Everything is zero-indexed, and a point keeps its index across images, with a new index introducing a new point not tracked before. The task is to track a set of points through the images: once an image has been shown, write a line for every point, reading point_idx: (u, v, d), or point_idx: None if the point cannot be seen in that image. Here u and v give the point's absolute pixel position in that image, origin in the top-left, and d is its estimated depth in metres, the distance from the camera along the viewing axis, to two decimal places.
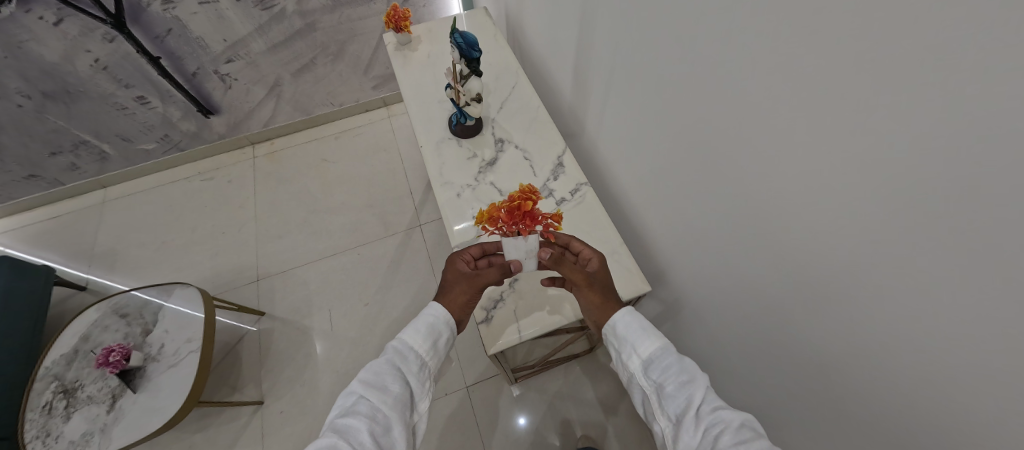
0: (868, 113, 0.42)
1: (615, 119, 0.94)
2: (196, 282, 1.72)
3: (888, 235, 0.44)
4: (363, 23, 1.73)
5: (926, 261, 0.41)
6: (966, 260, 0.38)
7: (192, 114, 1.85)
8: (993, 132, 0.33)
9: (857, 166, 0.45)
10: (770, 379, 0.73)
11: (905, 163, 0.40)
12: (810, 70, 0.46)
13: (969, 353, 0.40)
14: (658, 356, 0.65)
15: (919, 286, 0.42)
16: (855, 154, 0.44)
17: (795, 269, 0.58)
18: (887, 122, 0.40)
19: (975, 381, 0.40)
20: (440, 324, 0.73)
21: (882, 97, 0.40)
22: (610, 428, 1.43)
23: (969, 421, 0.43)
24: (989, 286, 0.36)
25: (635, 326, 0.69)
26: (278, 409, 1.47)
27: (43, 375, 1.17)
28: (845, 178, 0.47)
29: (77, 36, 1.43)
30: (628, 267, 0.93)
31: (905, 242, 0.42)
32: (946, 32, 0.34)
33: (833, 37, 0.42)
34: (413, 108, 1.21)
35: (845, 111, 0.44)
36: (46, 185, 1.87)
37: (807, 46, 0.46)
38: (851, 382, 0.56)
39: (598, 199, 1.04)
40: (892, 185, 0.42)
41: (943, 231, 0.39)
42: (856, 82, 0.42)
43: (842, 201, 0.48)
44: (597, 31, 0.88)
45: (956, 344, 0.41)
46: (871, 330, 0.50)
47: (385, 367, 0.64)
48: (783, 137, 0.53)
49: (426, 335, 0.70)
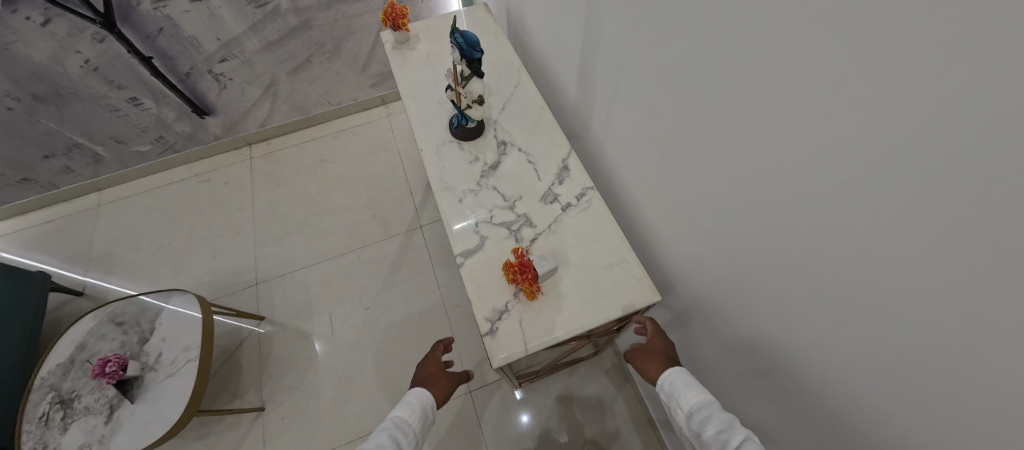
0: (880, 136, 0.39)
1: (621, 123, 0.91)
2: (194, 287, 1.70)
3: (903, 259, 0.41)
4: (360, 20, 1.69)
5: (952, 289, 0.38)
6: (982, 290, 0.35)
7: (186, 116, 1.82)
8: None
9: (871, 188, 0.42)
10: (785, 395, 0.70)
11: (921, 188, 0.37)
12: (822, 85, 0.44)
13: (988, 385, 0.38)
14: (699, 407, 0.67)
15: (941, 316, 0.40)
16: (873, 177, 0.42)
17: (810, 286, 0.55)
18: (899, 146, 0.38)
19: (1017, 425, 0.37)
20: (429, 404, 0.81)
21: (894, 118, 0.38)
22: (615, 432, 1.41)
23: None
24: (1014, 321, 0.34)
25: (678, 377, 0.73)
26: (279, 415, 1.45)
27: (39, 385, 1.15)
28: (856, 198, 0.44)
29: (65, 37, 1.39)
30: (635, 275, 0.90)
31: (923, 269, 0.40)
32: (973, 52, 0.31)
33: (848, 52, 0.40)
34: (413, 109, 1.18)
35: (858, 129, 0.42)
36: (40, 189, 1.84)
37: (820, 60, 0.43)
38: (875, 408, 0.52)
39: (604, 204, 1.01)
40: (908, 208, 0.39)
41: (966, 259, 0.36)
42: (870, 101, 0.39)
43: (853, 221, 0.45)
44: (602, 32, 0.84)
45: (995, 384, 0.37)
46: (896, 358, 0.46)
47: (386, 439, 0.72)
48: (799, 148, 0.49)
49: (421, 415, 0.78)
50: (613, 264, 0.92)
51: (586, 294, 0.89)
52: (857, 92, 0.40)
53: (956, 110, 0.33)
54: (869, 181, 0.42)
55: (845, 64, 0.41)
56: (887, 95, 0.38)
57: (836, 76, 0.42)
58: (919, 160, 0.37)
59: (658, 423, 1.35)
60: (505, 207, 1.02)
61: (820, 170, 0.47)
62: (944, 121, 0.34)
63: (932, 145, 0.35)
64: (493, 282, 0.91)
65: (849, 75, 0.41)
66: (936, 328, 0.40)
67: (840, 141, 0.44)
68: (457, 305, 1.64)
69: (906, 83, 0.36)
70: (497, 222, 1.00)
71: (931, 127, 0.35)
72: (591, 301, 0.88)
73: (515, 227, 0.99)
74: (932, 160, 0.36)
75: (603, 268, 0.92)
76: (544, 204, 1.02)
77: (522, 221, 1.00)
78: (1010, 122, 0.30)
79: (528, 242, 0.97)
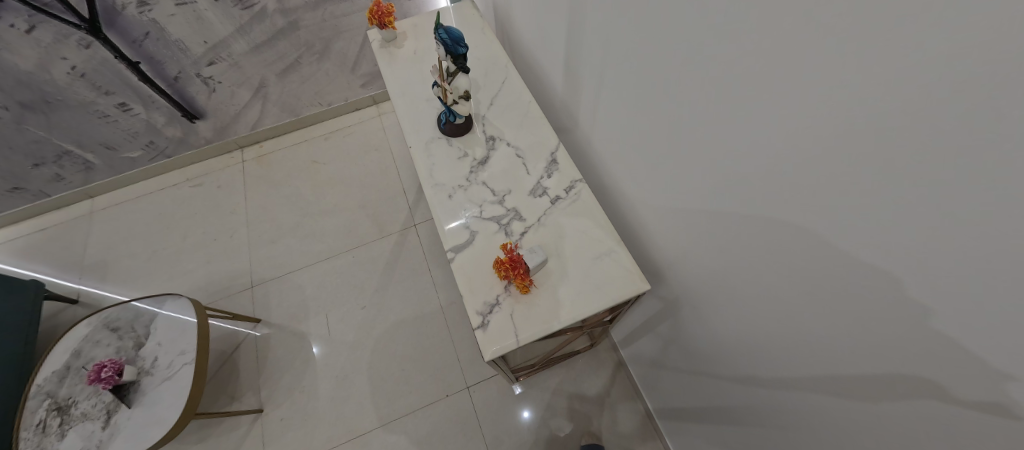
0: (853, 121, 0.40)
1: (608, 115, 0.92)
2: (189, 292, 1.70)
3: (877, 243, 0.42)
4: (348, 19, 1.69)
5: (917, 270, 0.39)
6: (946, 271, 0.37)
7: (176, 120, 1.81)
8: (1012, 136, 0.29)
9: (847, 173, 0.43)
10: (773, 379, 0.71)
11: (890, 173, 0.38)
12: (797, 73, 0.44)
13: (959, 363, 0.39)
14: None
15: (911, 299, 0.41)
16: (846, 162, 0.42)
17: (796, 268, 0.55)
18: (869, 131, 0.39)
19: (995, 399, 0.37)
20: None
21: (862, 104, 0.39)
22: (612, 423, 1.42)
23: (988, 440, 0.40)
24: (974, 300, 0.35)
25: None
26: (278, 416, 1.46)
27: (36, 392, 1.15)
28: (829, 182, 0.45)
29: (51, 43, 1.38)
30: (625, 266, 0.91)
31: (895, 253, 0.41)
32: (926, 40, 0.32)
33: (820, 37, 0.41)
34: (402, 107, 1.18)
35: (831, 115, 0.42)
36: (32, 197, 1.83)
37: (794, 46, 0.44)
38: (860, 389, 0.53)
39: (593, 196, 1.01)
40: (880, 193, 0.40)
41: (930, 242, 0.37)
42: (842, 87, 0.40)
43: (830, 206, 0.46)
44: (586, 25, 0.85)
45: (966, 360, 0.38)
46: (878, 338, 0.47)
47: None
48: (779, 128, 0.49)
49: None
50: (603, 256, 0.92)
51: (576, 286, 0.89)
52: (831, 79, 0.41)
53: (917, 96, 0.34)
54: (846, 166, 0.43)
55: (822, 42, 0.41)
56: (856, 82, 0.39)
57: (810, 63, 0.43)
58: (888, 143, 0.37)
59: (655, 413, 1.37)
60: (495, 202, 1.02)
61: (801, 149, 0.48)
62: (908, 105, 0.35)
63: (895, 129, 0.36)
64: (483, 277, 0.92)
65: (823, 61, 0.41)
66: (908, 309, 0.42)
67: (819, 127, 0.44)
68: (453, 303, 1.65)
69: (874, 69, 0.36)
70: (487, 217, 1.00)
71: (899, 113, 0.36)
72: (582, 292, 0.89)
73: (505, 221, 0.99)
74: (904, 137, 0.36)
75: (593, 260, 0.93)
76: (534, 198, 1.02)
77: (513, 215, 1.00)
78: (964, 103, 0.31)
79: (518, 235, 0.97)
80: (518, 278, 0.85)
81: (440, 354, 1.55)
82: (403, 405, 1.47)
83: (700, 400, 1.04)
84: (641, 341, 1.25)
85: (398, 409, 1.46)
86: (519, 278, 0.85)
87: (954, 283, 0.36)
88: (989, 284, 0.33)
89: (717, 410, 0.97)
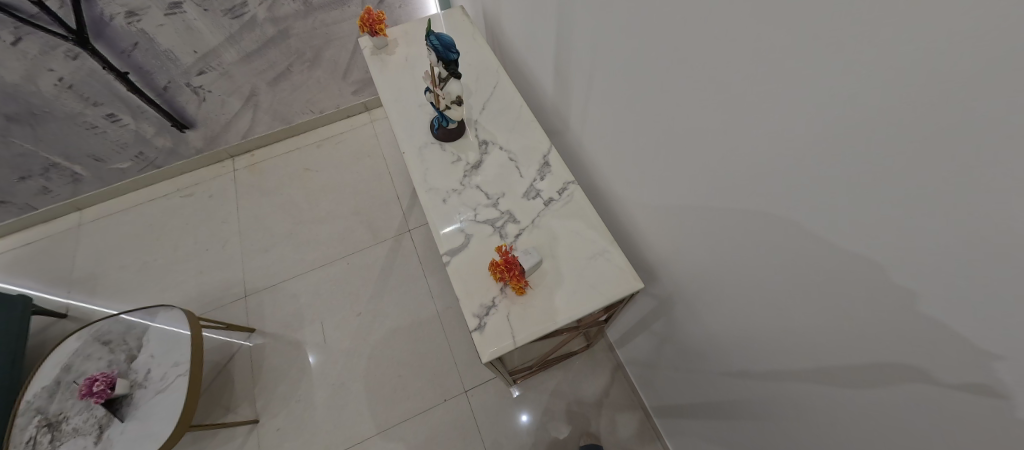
0: (837, 121, 0.42)
1: (598, 118, 0.94)
2: (181, 303, 1.68)
3: (864, 238, 0.44)
4: (339, 27, 1.70)
5: (901, 262, 0.41)
6: (927, 263, 0.38)
7: (166, 130, 1.80)
8: (989, 127, 0.30)
9: (833, 172, 0.44)
10: (767, 373, 0.73)
11: (873, 170, 0.40)
12: (783, 75, 0.46)
13: (944, 351, 0.40)
14: None
15: (898, 291, 0.42)
16: (832, 159, 0.44)
17: (787, 263, 0.57)
18: (853, 131, 0.41)
19: (981, 381, 0.38)
20: None
21: (845, 106, 0.40)
22: (610, 423, 1.43)
23: (975, 419, 0.41)
24: (956, 289, 0.36)
25: None
26: (275, 426, 1.44)
27: (24, 409, 1.13)
28: (816, 180, 0.47)
29: (38, 55, 1.37)
30: (620, 266, 0.92)
31: (881, 247, 0.42)
32: (898, 44, 0.34)
33: (804, 41, 0.42)
34: (395, 114, 1.19)
35: (816, 116, 0.44)
36: (17, 211, 1.80)
37: (780, 50, 0.45)
38: (852, 378, 0.54)
39: (586, 198, 1.02)
40: (866, 190, 0.41)
41: (910, 236, 0.39)
42: (824, 88, 0.42)
43: (818, 204, 0.48)
44: (574, 30, 0.87)
45: (953, 347, 0.39)
46: (868, 328, 0.48)
47: None
48: (767, 122, 0.51)
49: None
50: (597, 255, 0.94)
51: (573, 285, 0.90)
52: (816, 81, 0.43)
53: (895, 96, 0.35)
54: (833, 164, 0.44)
55: (804, 47, 0.42)
56: (838, 84, 0.40)
57: (796, 66, 0.44)
58: (873, 142, 0.39)
59: (652, 411, 1.38)
60: (489, 205, 1.03)
61: (787, 145, 0.49)
62: (887, 104, 0.36)
63: (878, 128, 0.38)
64: (479, 280, 0.92)
65: (806, 64, 0.43)
66: (894, 301, 0.43)
67: (805, 127, 0.46)
68: (450, 307, 1.65)
69: (855, 71, 0.38)
70: (482, 220, 1.01)
71: (880, 113, 0.37)
72: (578, 292, 0.90)
73: (499, 224, 1.00)
74: (887, 136, 0.37)
75: (588, 259, 0.94)
76: (528, 200, 1.03)
77: (507, 218, 1.01)
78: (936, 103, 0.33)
79: (513, 237, 0.99)
80: (513, 278, 0.86)
81: (437, 359, 1.55)
82: (402, 411, 1.46)
83: (696, 396, 1.05)
84: (636, 339, 1.27)
85: (396, 415, 1.46)
86: (513, 278, 0.86)
87: (936, 273, 0.38)
88: (969, 272, 0.35)
89: (714, 405, 0.98)
